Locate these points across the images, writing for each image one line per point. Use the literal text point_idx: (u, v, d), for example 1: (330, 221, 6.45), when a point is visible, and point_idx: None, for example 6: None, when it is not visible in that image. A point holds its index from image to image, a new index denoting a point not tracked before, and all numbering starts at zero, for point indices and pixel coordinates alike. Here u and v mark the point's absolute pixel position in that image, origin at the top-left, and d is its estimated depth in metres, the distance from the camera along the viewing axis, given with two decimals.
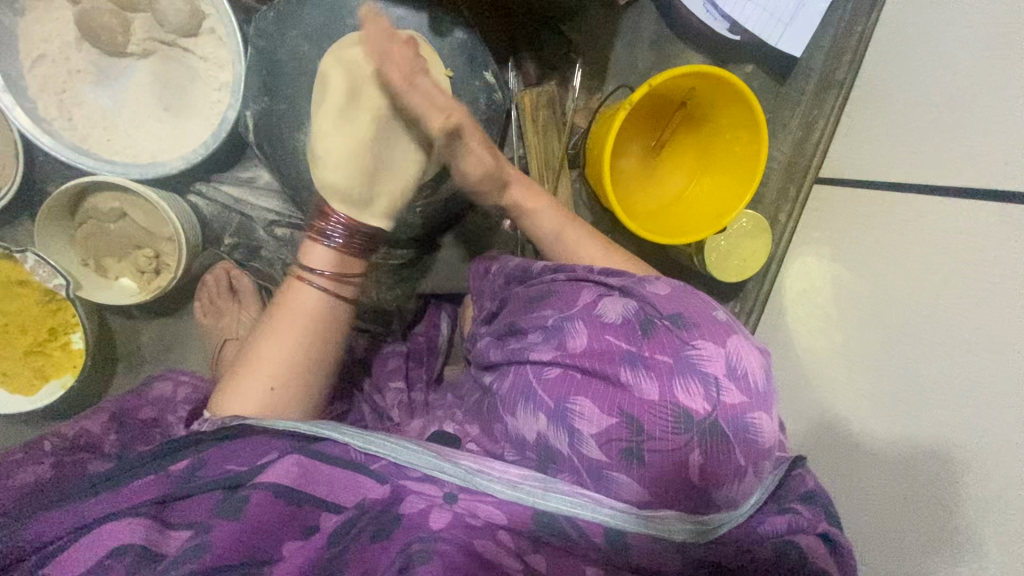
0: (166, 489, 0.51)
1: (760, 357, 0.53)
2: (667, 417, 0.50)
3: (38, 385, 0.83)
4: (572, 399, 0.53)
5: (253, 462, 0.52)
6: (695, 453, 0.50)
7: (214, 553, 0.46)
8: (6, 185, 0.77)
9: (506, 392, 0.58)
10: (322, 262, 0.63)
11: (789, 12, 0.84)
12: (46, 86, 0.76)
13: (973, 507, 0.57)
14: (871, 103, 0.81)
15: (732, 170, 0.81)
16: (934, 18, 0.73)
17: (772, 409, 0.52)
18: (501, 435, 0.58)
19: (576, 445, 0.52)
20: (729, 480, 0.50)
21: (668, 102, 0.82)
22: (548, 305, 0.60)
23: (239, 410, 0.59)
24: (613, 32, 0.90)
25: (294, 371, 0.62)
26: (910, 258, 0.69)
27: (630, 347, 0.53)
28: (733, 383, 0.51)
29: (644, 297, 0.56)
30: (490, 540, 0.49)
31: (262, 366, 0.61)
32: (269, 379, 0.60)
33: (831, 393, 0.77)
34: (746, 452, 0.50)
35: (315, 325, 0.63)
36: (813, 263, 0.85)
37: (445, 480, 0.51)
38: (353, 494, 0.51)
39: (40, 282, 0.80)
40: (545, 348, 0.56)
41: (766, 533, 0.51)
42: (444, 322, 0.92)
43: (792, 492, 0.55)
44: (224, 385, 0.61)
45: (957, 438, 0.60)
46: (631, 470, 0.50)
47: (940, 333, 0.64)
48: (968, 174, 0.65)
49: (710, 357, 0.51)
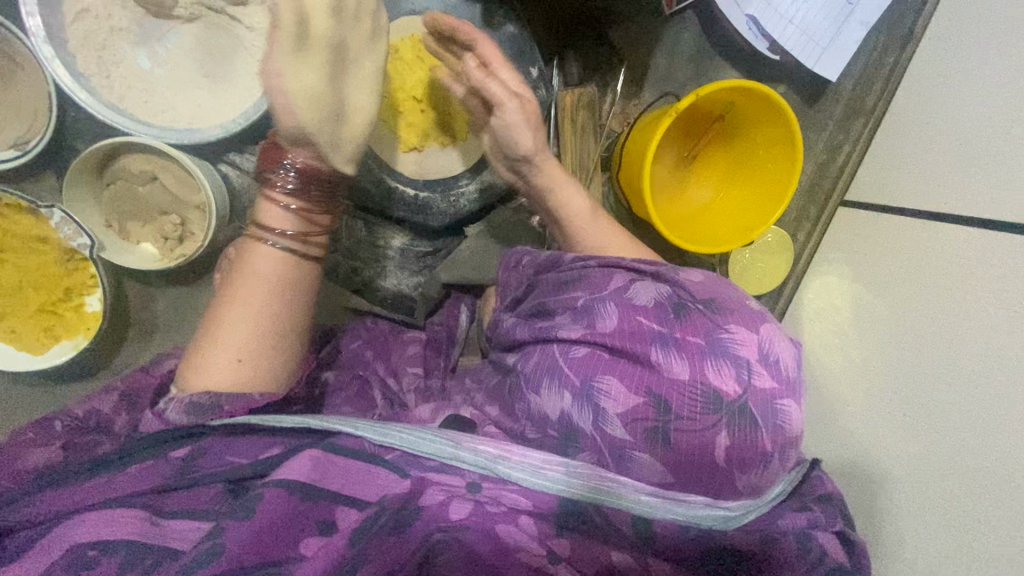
0: (169, 480, 0.50)
1: (793, 348, 0.53)
2: (695, 397, 0.50)
3: (47, 345, 0.81)
4: (601, 378, 0.52)
5: (255, 455, 0.51)
6: (722, 436, 0.49)
7: (226, 554, 0.43)
8: (37, 137, 0.75)
9: (530, 370, 0.56)
10: (276, 221, 0.58)
11: (827, 37, 0.86)
12: (86, 41, 0.74)
13: (981, 524, 0.60)
14: (901, 132, 0.84)
15: (763, 187, 0.83)
16: (967, 54, 0.76)
17: (801, 399, 0.52)
18: (523, 413, 0.57)
19: (600, 424, 0.51)
20: (753, 466, 0.50)
21: (706, 113, 0.85)
22: (580, 288, 0.59)
23: (212, 384, 0.55)
24: (655, 41, 0.91)
25: (267, 336, 0.56)
26: (931, 280, 0.72)
27: (662, 328, 0.52)
28: (766, 368, 0.50)
29: (678, 283, 0.55)
30: (511, 525, 0.49)
31: (230, 334, 0.55)
32: (237, 348, 0.55)
33: (843, 410, 0.79)
34: (772, 439, 0.50)
35: (285, 288, 0.57)
36: (833, 283, 0.87)
37: (467, 469, 0.51)
38: (372, 488, 0.50)
39: (63, 240, 0.78)
40: (574, 327, 0.55)
41: (785, 528, 0.49)
42: (465, 313, 0.88)
43: (813, 492, 0.53)
44: (191, 354, 0.56)
45: (965, 458, 0.63)
46: (656, 451, 0.50)
47: (956, 357, 0.66)
48: (991, 206, 0.68)
49: (743, 342, 0.51)
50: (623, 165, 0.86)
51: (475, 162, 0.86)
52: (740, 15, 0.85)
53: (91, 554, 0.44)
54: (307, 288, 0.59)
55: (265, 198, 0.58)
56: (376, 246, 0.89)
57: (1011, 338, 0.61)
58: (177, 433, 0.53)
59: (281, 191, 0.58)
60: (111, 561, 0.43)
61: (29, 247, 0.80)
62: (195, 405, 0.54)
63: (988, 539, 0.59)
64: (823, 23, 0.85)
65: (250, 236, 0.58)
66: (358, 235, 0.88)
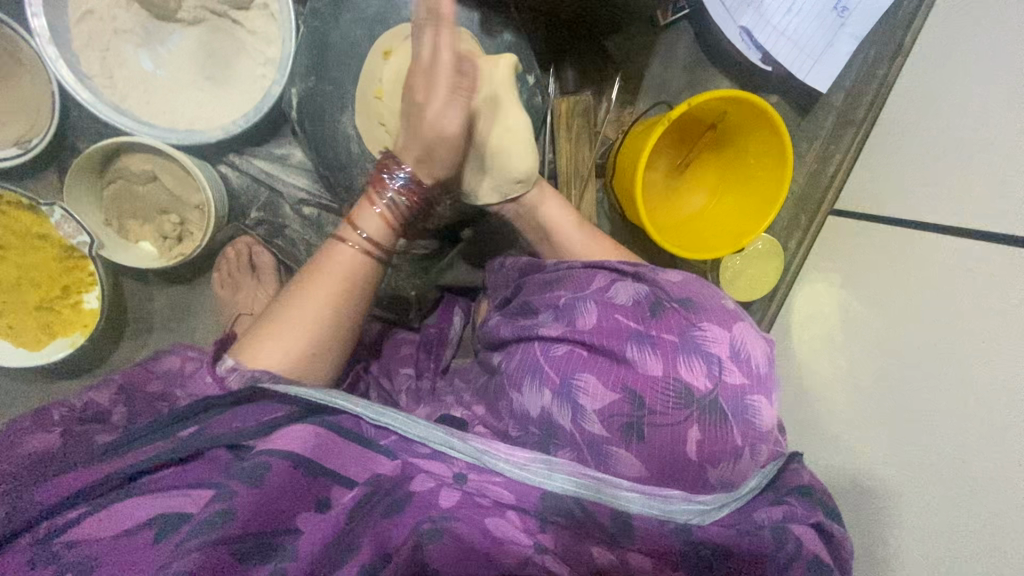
0: (177, 445, 0.49)
1: (763, 344, 0.55)
2: (669, 393, 0.51)
3: (45, 342, 0.82)
4: (579, 375, 0.53)
5: (261, 419, 0.52)
6: (693, 430, 0.51)
7: (238, 517, 0.44)
8: (39, 135, 0.76)
9: (513, 369, 0.58)
10: (371, 227, 0.65)
11: (817, 49, 0.88)
12: (91, 41, 0.75)
13: (967, 526, 0.61)
14: (889, 143, 0.86)
15: (751, 193, 0.84)
16: (955, 67, 0.78)
17: (771, 395, 0.53)
18: (508, 412, 0.58)
19: (577, 421, 0.53)
20: (724, 460, 0.51)
21: (699, 123, 0.86)
22: (562, 288, 0.61)
23: (278, 364, 0.58)
24: (649, 51, 0.93)
25: (336, 330, 0.62)
26: (919, 288, 0.73)
27: (639, 325, 0.54)
28: (736, 365, 0.52)
29: (655, 283, 0.58)
30: (501, 517, 0.50)
31: (304, 323, 0.60)
32: (312, 339, 0.60)
33: (830, 415, 0.80)
34: (742, 433, 0.52)
35: (362, 288, 0.64)
36: (822, 289, 0.89)
37: (455, 458, 0.52)
38: (365, 470, 0.51)
39: (63, 237, 0.79)
40: (554, 325, 0.57)
41: (759, 521, 0.50)
42: (458, 315, 0.89)
43: (786, 485, 0.55)
44: (264, 336, 0.60)
45: (956, 461, 0.63)
46: (632, 446, 0.51)
47: (943, 361, 0.67)
48: (980, 215, 0.70)
49: (715, 338, 0.53)
50: (617, 169, 0.87)
51: None
52: (733, 26, 0.87)
53: (98, 526, 0.44)
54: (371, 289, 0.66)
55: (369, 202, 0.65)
56: None
57: (988, 348, 0.63)
58: (181, 411, 0.53)
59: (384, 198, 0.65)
60: (121, 533, 0.44)
61: (28, 243, 0.81)
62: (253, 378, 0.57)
63: (975, 542, 0.60)
64: (814, 35, 0.87)
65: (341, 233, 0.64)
66: None
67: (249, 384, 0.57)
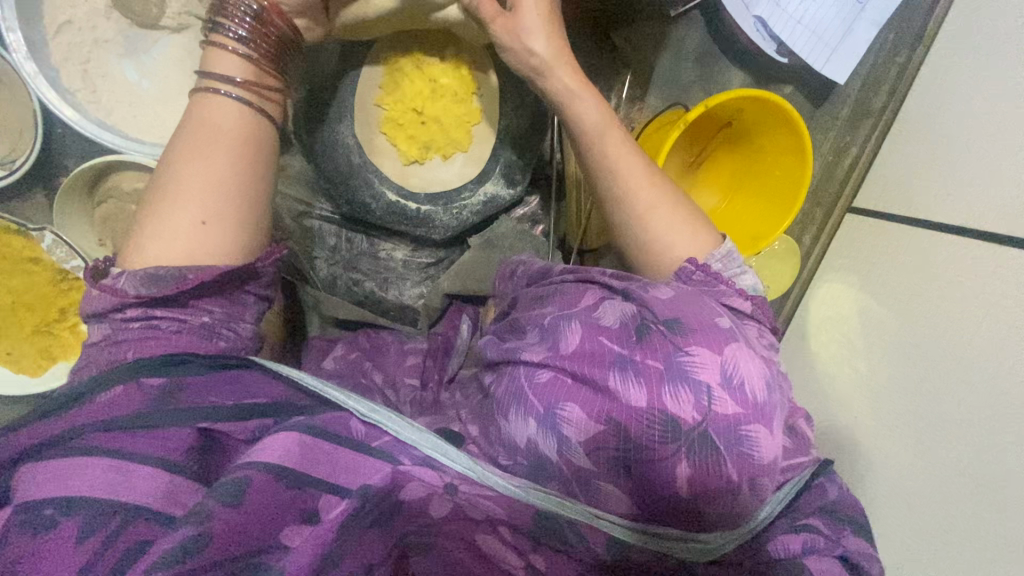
0: (141, 410, 0.43)
1: (761, 366, 0.48)
2: (652, 426, 0.45)
3: (45, 367, 0.80)
4: (563, 404, 0.47)
5: (240, 399, 0.46)
6: (683, 465, 0.44)
7: (216, 543, 0.39)
8: (24, 156, 0.73)
9: (500, 395, 0.51)
10: (231, 68, 0.52)
11: (836, 38, 0.84)
12: (70, 54, 0.71)
13: (994, 535, 0.59)
14: (910, 136, 0.83)
15: (774, 195, 0.81)
16: (981, 54, 0.74)
17: (772, 423, 0.46)
18: (496, 438, 0.50)
19: (563, 453, 0.46)
20: (719, 497, 0.45)
21: (714, 121, 0.83)
22: (551, 303, 0.55)
23: (168, 252, 0.47)
24: (659, 44, 0.89)
25: (232, 198, 0.49)
26: (944, 292, 0.70)
27: (622, 350, 0.48)
28: (728, 392, 0.45)
29: (645, 302, 0.50)
30: (490, 535, 0.47)
31: (186, 198, 0.48)
32: (200, 210, 0.48)
33: (853, 421, 0.78)
34: (738, 468, 0.45)
35: (245, 145, 0.51)
36: (841, 290, 0.87)
37: (450, 466, 0.46)
38: (355, 477, 0.45)
39: (57, 262, 0.78)
40: (538, 348, 0.50)
41: (776, 555, 0.48)
42: (466, 322, 0.81)
43: (808, 505, 0.51)
44: (139, 232, 0.48)
45: (993, 473, 0.61)
46: (619, 481, 0.46)
47: (969, 372, 0.65)
48: (999, 215, 0.67)
49: (703, 364, 0.46)
50: None
51: (480, 172, 0.82)
52: (747, 15, 0.83)
53: (48, 515, 0.38)
54: (261, 142, 0.52)
55: (212, 45, 0.52)
56: (378, 258, 0.89)
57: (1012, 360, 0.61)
58: (152, 351, 0.46)
59: (230, 30, 0.52)
60: (71, 523, 0.38)
61: (20, 268, 0.78)
62: (152, 278, 0.46)
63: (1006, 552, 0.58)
64: (833, 24, 0.83)
65: (200, 89, 0.51)
66: (359, 248, 0.88)
67: (144, 282, 0.46)
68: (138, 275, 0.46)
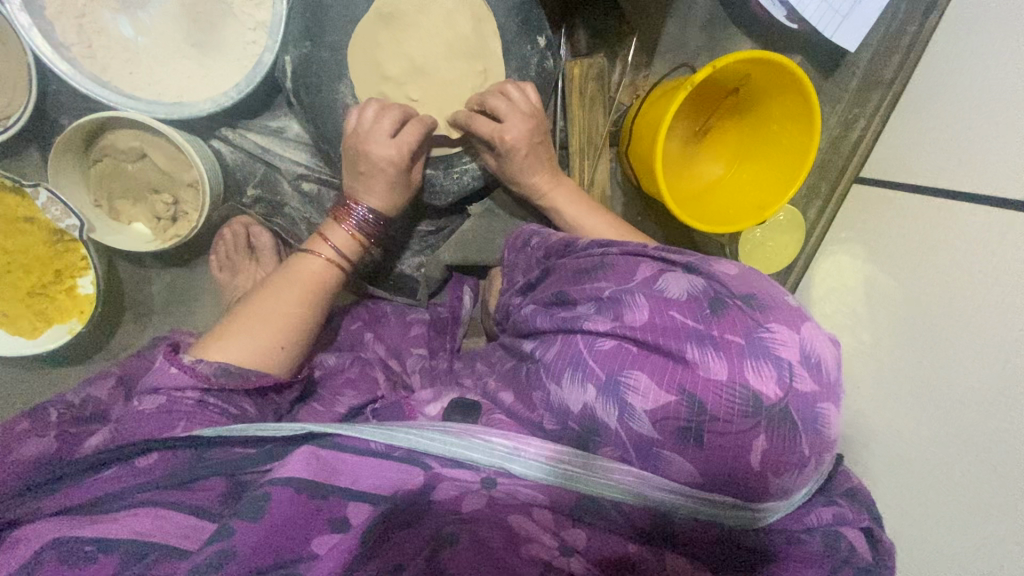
0: (176, 473, 0.47)
1: (833, 346, 0.46)
2: (734, 401, 0.43)
3: (41, 329, 0.79)
4: (628, 372, 0.46)
5: (262, 446, 0.49)
6: (760, 439, 0.43)
7: (240, 556, 0.40)
8: (18, 112, 0.72)
9: (552, 360, 0.51)
10: (338, 240, 0.68)
11: (847, 5, 0.82)
12: (65, 7, 0.70)
13: (986, 501, 0.59)
14: (918, 108, 0.81)
15: (775, 161, 0.80)
16: (991, 20, 0.72)
17: (840, 403, 0.45)
18: (540, 403, 0.51)
19: (624, 419, 0.45)
20: (788, 471, 0.44)
21: (720, 88, 0.82)
22: (604, 277, 0.53)
23: (243, 357, 0.56)
24: (665, 10, 0.88)
25: (304, 330, 0.62)
26: (955, 262, 0.69)
27: (697, 323, 0.45)
28: (809, 371, 0.43)
29: (711, 273, 0.49)
30: (523, 516, 0.46)
31: (274, 325, 0.59)
32: (281, 337, 0.60)
33: (854, 393, 0.78)
34: (811, 442, 0.44)
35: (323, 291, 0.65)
36: (845, 261, 0.86)
37: (482, 466, 0.47)
38: (381, 482, 0.47)
39: (52, 222, 0.76)
40: (601, 318, 0.49)
41: (811, 524, 0.47)
42: (468, 293, 0.84)
43: (839, 485, 0.50)
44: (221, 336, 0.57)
45: (988, 442, 0.60)
46: (687, 452, 0.44)
47: (971, 340, 0.64)
48: (1009, 178, 0.65)
49: (785, 341, 0.44)
50: (631, 139, 0.84)
51: None
52: None
53: (87, 549, 0.41)
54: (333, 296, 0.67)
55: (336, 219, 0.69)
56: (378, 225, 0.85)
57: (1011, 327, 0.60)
58: (184, 427, 0.50)
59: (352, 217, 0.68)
60: (108, 558, 0.40)
61: (19, 227, 0.78)
62: (230, 370, 0.54)
63: (994, 518, 0.58)
64: None
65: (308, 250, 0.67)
66: None
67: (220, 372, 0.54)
68: (215, 362, 0.54)
